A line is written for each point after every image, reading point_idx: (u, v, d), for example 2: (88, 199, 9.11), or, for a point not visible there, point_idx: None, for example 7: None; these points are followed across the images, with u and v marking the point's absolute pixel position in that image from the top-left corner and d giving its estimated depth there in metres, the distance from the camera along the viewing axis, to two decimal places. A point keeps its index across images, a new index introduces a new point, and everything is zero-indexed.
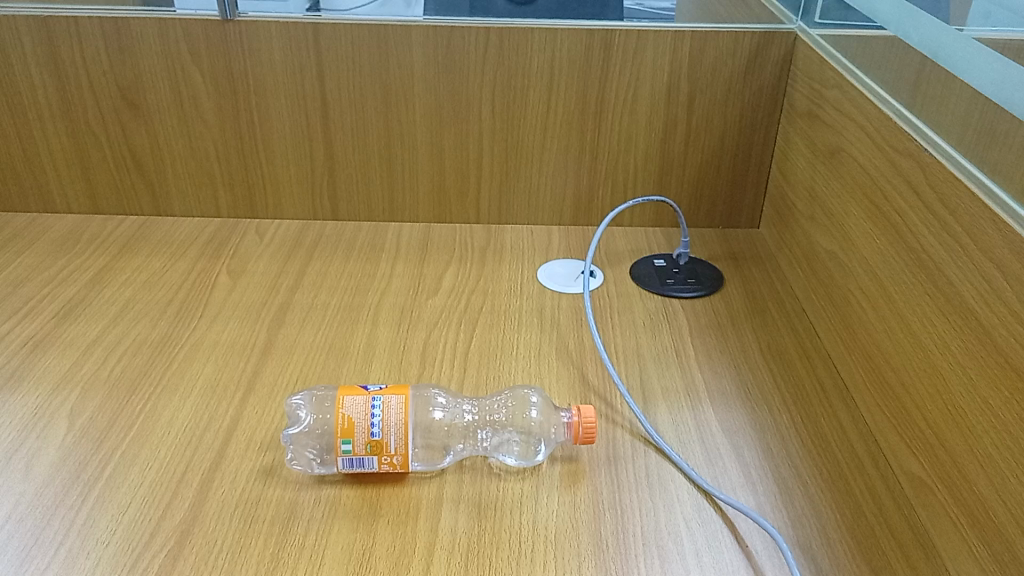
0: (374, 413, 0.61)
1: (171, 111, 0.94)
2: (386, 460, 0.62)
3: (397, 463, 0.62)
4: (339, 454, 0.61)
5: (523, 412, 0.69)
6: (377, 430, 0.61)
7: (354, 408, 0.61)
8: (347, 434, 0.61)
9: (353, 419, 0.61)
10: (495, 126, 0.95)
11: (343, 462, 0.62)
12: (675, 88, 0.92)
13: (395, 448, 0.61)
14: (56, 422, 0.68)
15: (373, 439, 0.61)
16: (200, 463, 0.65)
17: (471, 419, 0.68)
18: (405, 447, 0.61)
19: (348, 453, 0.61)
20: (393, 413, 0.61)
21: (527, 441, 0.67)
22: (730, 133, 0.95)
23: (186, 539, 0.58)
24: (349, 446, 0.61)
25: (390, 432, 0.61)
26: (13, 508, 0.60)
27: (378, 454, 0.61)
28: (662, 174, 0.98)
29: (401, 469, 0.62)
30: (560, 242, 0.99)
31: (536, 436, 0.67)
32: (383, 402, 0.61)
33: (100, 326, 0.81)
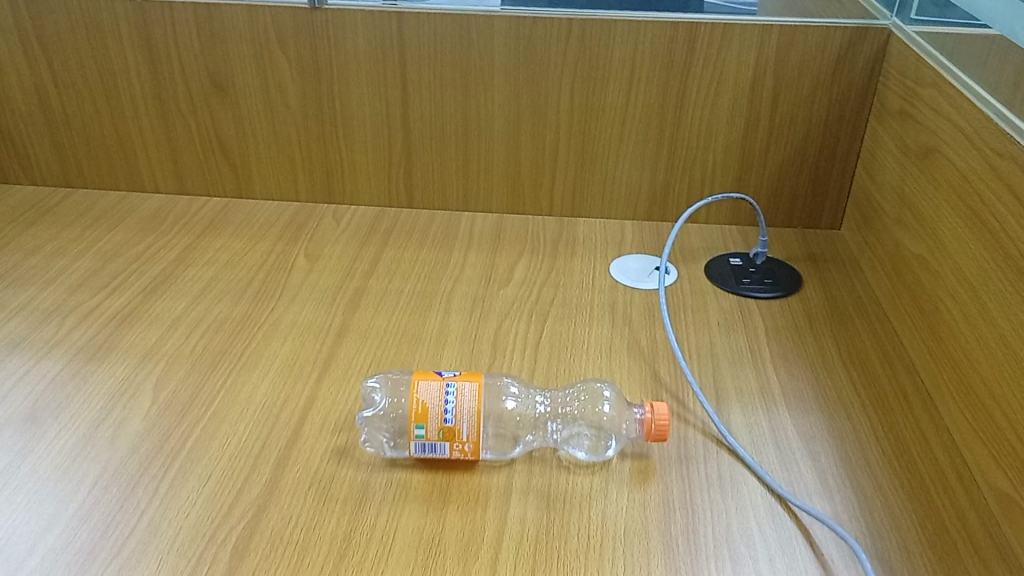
0: (448, 400, 0.61)
1: (256, 96, 0.96)
2: (458, 447, 0.62)
3: (468, 451, 0.62)
4: (412, 438, 0.62)
5: (596, 407, 0.69)
6: (450, 417, 0.61)
7: (428, 394, 0.62)
8: (421, 419, 0.61)
9: (428, 404, 0.61)
10: (573, 117, 0.94)
11: (416, 446, 0.62)
12: (759, 84, 0.90)
13: (467, 436, 0.62)
14: (141, 394, 0.71)
15: (446, 426, 0.61)
16: (276, 440, 0.66)
17: (543, 412, 0.68)
18: (477, 435, 0.62)
19: (421, 438, 0.62)
20: (466, 400, 0.61)
21: (598, 435, 0.67)
22: (815, 132, 0.92)
23: (262, 512, 0.60)
24: (422, 430, 0.61)
25: (463, 420, 0.62)
26: (100, 473, 0.63)
27: (450, 440, 0.62)
28: (741, 172, 0.96)
29: (472, 457, 0.63)
30: (634, 237, 0.98)
31: (608, 432, 0.67)
32: (457, 388, 0.62)
33: (185, 302, 0.83)
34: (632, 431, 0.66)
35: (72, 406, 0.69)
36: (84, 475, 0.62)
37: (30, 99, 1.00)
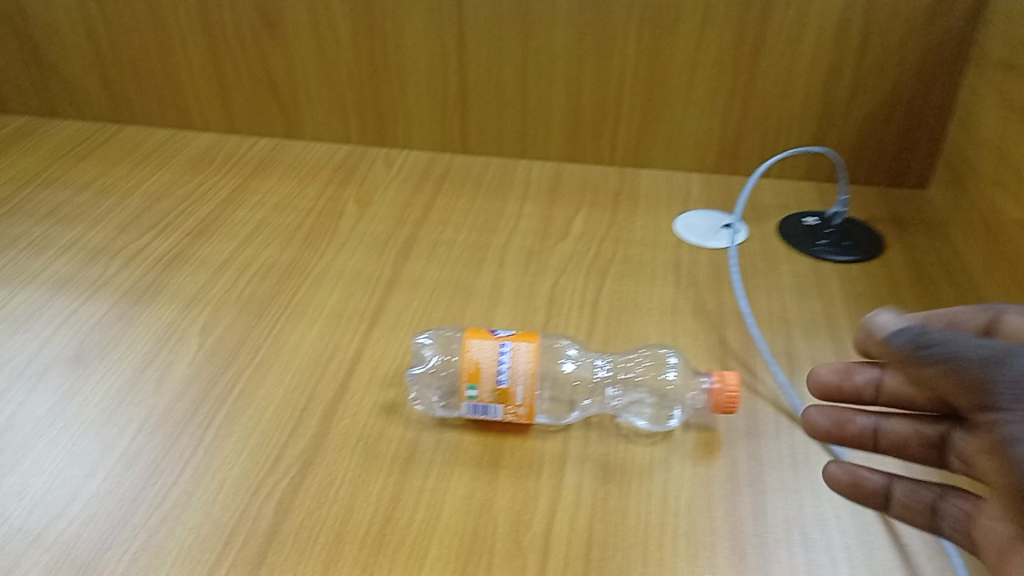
0: (502, 360, 0.58)
1: (307, 32, 0.92)
2: (511, 410, 0.59)
3: (522, 415, 0.59)
4: (463, 399, 0.59)
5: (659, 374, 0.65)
6: (504, 378, 0.58)
7: (481, 353, 0.58)
8: (473, 380, 0.58)
9: (481, 364, 0.58)
10: (640, 61, 0.88)
11: (468, 407, 0.59)
12: (846, 28, 0.82)
13: (522, 399, 0.58)
14: (188, 338, 0.68)
15: (499, 387, 0.58)
16: (323, 393, 0.64)
17: (603, 376, 0.65)
18: (532, 399, 0.58)
19: (472, 399, 0.59)
20: (522, 360, 0.58)
21: (662, 403, 0.63)
22: (904, 83, 0.85)
23: (308, 468, 0.57)
24: (474, 391, 0.58)
25: (518, 382, 0.58)
26: (146, 420, 0.60)
27: (503, 403, 0.59)
28: (820, 124, 0.89)
29: (526, 421, 0.59)
30: (701, 191, 0.92)
31: (673, 400, 0.63)
32: (511, 348, 0.58)
33: (232, 245, 0.81)
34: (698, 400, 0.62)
35: (118, 348, 0.67)
36: (129, 420, 0.60)
37: (78, 30, 0.97)
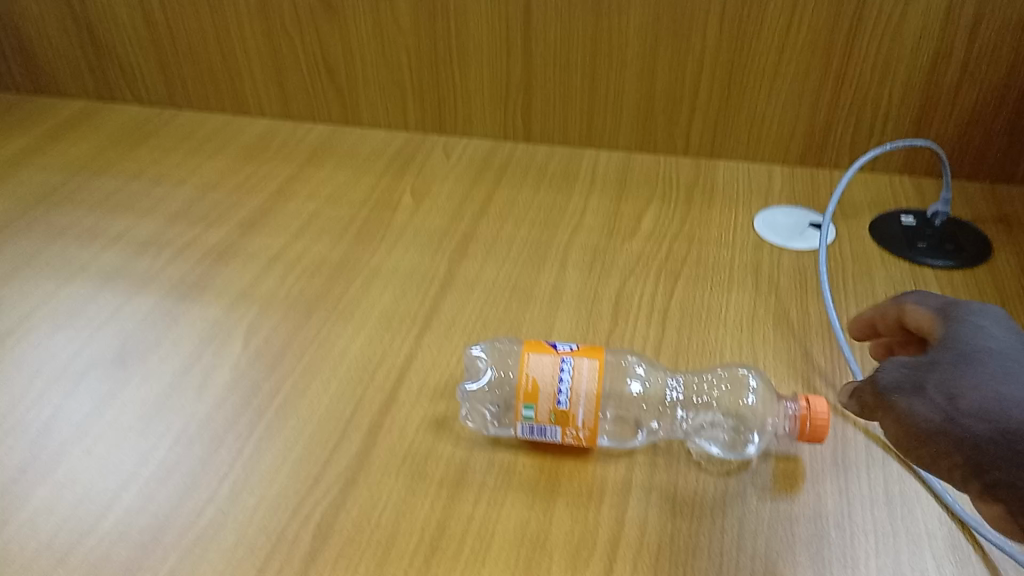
0: (563, 378, 0.53)
1: (365, 13, 0.87)
2: (571, 433, 0.53)
3: (583, 438, 0.54)
4: (519, 419, 0.54)
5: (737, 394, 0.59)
6: (564, 398, 0.53)
7: (540, 369, 0.53)
8: (531, 399, 0.53)
9: (539, 382, 0.53)
10: (722, 42, 0.80)
11: (523, 427, 0.54)
12: (958, 5, 0.73)
13: (583, 421, 0.53)
14: (232, 339, 0.66)
15: (559, 408, 0.53)
16: (369, 404, 0.60)
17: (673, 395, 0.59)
18: (594, 422, 0.53)
19: (529, 420, 0.53)
20: (585, 379, 0.53)
21: (739, 429, 0.57)
22: (1022, 67, 0.75)
23: (350, 489, 0.54)
24: (531, 412, 0.53)
25: (579, 403, 0.53)
26: (183, 429, 0.58)
27: (562, 425, 0.53)
28: (922, 112, 0.80)
29: (587, 444, 0.54)
30: (783, 186, 0.85)
31: (751, 426, 0.57)
32: (573, 366, 0.53)
33: (283, 239, 0.77)
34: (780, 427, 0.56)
35: (161, 349, 0.65)
36: (167, 428, 0.58)
37: (134, 12, 0.95)
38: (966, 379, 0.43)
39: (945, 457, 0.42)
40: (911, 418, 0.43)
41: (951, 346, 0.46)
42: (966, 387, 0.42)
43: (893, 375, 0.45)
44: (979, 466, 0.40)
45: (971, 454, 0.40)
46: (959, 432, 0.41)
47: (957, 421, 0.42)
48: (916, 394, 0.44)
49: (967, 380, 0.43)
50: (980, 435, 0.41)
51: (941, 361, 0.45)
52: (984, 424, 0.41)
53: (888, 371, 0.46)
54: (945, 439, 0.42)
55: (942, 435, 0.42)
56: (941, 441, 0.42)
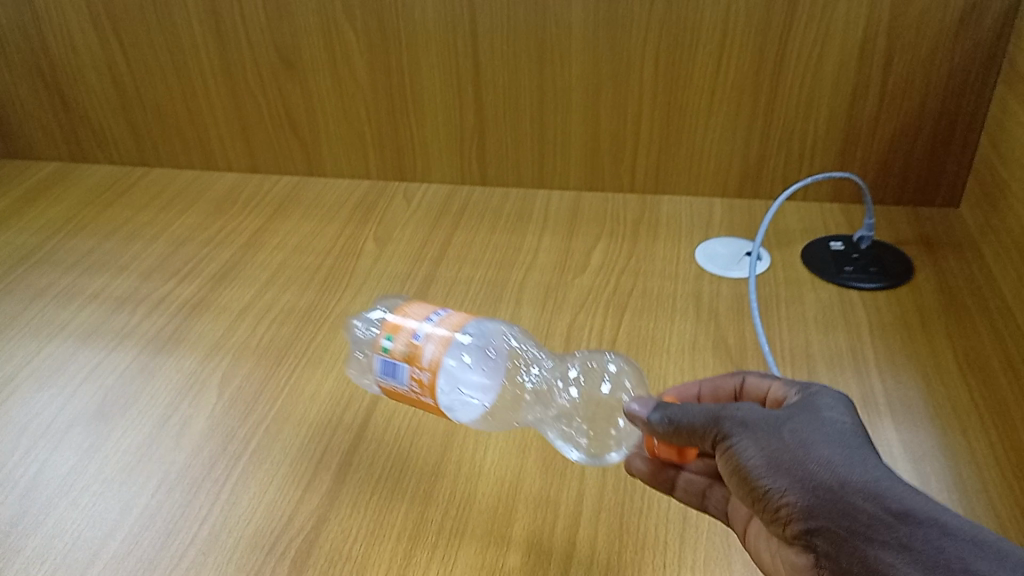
0: (427, 321, 0.57)
1: (325, 71, 0.93)
2: (415, 374, 0.55)
3: (424, 381, 0.55)
4: (379, 351, 0.57)
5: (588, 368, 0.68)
6: (418, 335, 0.56)
7: (415, 313, 0.58)
8: (393, 331, 0.57)
9: (406, 321, 0.57)
10: (658, 87, 0.87)
11: (379, 365, 0.57)
12: (870, 46, 0.80)
13: (427, 361, 0.55)
14: (207, 390, 0.70)
15: (411, 343, 0.56)
16: (338, 445, 0.64)
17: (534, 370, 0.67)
18: (438, 364, 0.55)
19: (387, 351, 0.57)
20: (447, 324, 0.57)
21: (599, 405, 0.64)
22: (933, 99, 0.82)
23: (322, 525, 0.58)
24: (390, 343, 0.57)
25: (431, 340, 0.55)
26: (164, 478, 0.62)
27: (410, 363, 0.55)
28: (845, 144, 0.87)
29: (428, 392, 0.55)
30: (723, 217, 0.91)
31: (609, 400, 0.64)
32: (441, 317, 0.57)
33: (253, 291, 0.82)
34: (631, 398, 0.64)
35: (140, 402, 0.69)
36: (147, 478, 0.62)
37: (103, 77, 0.99)
38: (807, 430, 0.44)
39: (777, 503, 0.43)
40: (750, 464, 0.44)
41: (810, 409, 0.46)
42: (811, 442, 0.43)
43: (735, 415, 0.46)
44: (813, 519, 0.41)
45: (810, 501, 0.41)
46: (805, 481, 0.42)
47: (799, 466, 0.42)
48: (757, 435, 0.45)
49: (808, 430, 0.44)
50: (826, 484, 0.41)
51: (795, 415, 0.45)
52: (830, 476, 0.41)
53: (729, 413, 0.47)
54: (790, 479, 0.42)
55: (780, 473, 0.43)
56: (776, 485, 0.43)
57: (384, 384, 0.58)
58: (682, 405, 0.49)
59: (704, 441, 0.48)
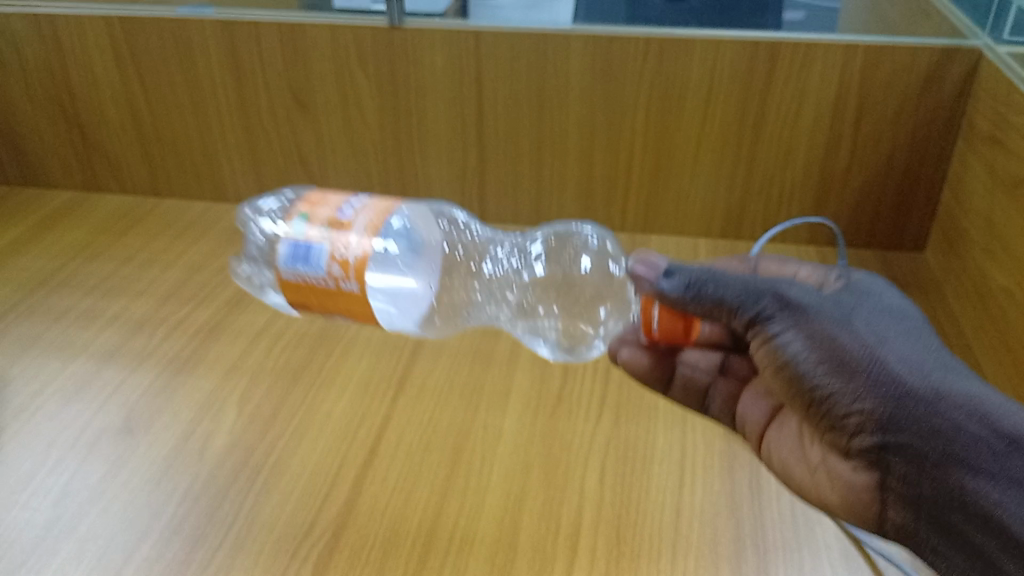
0: (350, 204, 0.60)
1: (337, 111, 0.98)
2: (335, 250, 0.57)
3: (343, 257, 0.57)
4: (292, 233, 0.59)
5: (534, 265, 0.78)
6: (344, 215, 0.59)
7: (336, 200, 0.61)
8: (313, 213, 0.60)
9: (327, 205, 0.60)
10: (649, 134, 0.93)
11: (287, 253, 0.58)
12: (843, 103, 0.87)
13: (352, 238, 0.57)
14: (227, 407, 0.74)
15: (334, 221, 0.59)
16: (353, 459, 0.68)
17: (483, 272, 0.76)
18: (364, 241, 0.57)
19: (302, 232, 0.59)
20: (367, 209, 0.59)
21: (570, 298, 0.74)
22: (900, 153, 0.90)
23: (341, 533, 0.62)
24: (308, 224, 0.59)
25: (357, 218, 0.58)
26: (190, 486, 0.66)
27: (330, 241, 0.58)
28: (820, 192, 0.94)
29: (344, 270, 0.57)
30: (707, 256, 0.97)
31: (579, 290, 0.74)
32: (363, 201, 0.60)
33: (266, 315, 0.86)
34: (590, 291, 0.73)
35: (163, 418, 0.73)
36: (174, 487, 0.66)
37: (123, 111, 1.04)
38: (859, 337, 0.50)
39: (841, 410, 0.50)
40: (806, 365, 0.50)
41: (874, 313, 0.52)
42: (889, 347, 0.50)
43: (793, 302, 0.51)
44: (884, 435, 0.48)
45: (896, 405, 0.48)
46: (892, 388, 0.48)
47: (863, 378, 0.48)
48: (807, 333, 0.50)
49: (859, 335, 0.50)
50: (917, 393, 0.48)
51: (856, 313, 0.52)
52: (920, 386, 0.48)
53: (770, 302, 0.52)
54: (871, 379, 0.48)
55: (841, 378, 0.49)
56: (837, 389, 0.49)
57: (290, 274, 0.59)
58: (710, 275, 0.53)
59: (746, 316, 0.52)
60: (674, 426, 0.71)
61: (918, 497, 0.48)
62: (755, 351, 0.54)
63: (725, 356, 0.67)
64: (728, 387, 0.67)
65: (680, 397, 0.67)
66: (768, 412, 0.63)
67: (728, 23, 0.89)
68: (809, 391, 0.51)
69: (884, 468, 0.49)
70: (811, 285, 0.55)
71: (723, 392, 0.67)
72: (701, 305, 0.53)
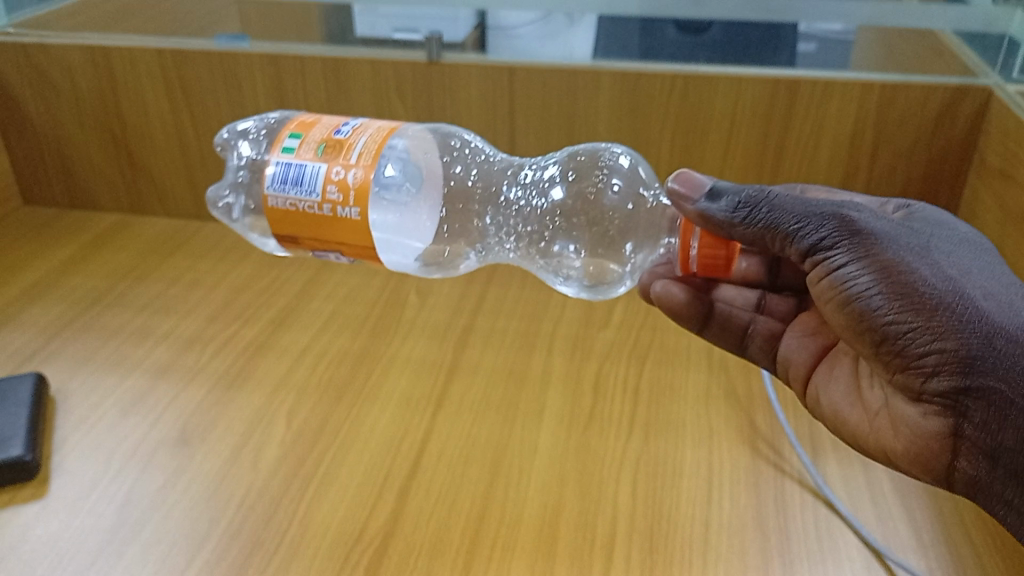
0: (343, 124, 0.65)
1: None
2: (335, 166, 0.63)
3: (340, 173, 0.62)
4: (282, 154, 0.64)
5: (554, 186, 0.82)
6: (340, 133, 0.64)
7: (328, 122, 0.66)
8: (303, 133, 0.65)
9: (319, 128, 0.65)
10: (673, 165, 0.98)
11: (279, 174, 0.64)
12: (859, 137, 0.92)
13: (350, 155, 0.63)
14: (276, 421, 0.78)
15: (330, 140, 0.64)
16: (398, 470, 0.72)
17: (505, 199, 0.81)
18: (364, 157, 0.62)
19: (292, 153, 0.64)
20: (359, 128, 0.65)
21: (599, 224, 0.78)
22: (915, 185, 0.94)
23: (389, 540, 0.66)
24: (296, 145, 0.64)
25: (353, 135, 0.64)
26: (245, 494, 0.70)
27: (328, 159, 0.63)
28: None
29: (340, 190, 0.62)
30: None
31: (606, 217, 0.78)
32: (355, 122, 0.66)
33: (309, 335, 0.91)
34: (617, 224, 0.78)
35: (216, 431, 0.77)
36: (230, 495, 0.70)
37: (170, 139, 1.09)
38: (929, 273, 0.54)
39: (915, 349, 0.53)
40: (873, 299, 0.54)
41: (951, 261, 0.56)
42: (970, 292, 0.53)
43: (865, 233, 0.56)
44: (961, 375, 0.51)
45: (975, 348, 0.51)
46: (974, 331, 0.51)
47: (935, 314, 0.52)
48: (875, 265, 0.54)
49: (929, 272, 0.54)
50: (999, 340, 0.51)
51: (931, 257, 0.55)
52: (1006, 332, 0.51)
53: (834, 232, 0.56)
54: (950, 318, 0.52)
55: (912, 313, 0.52)
56: (906, 324, 0.53)
57: (281, 198, 0.64)
58: (779, 202, 0.58)
59: (806, 239, 0.57)
60: (701, 443, 0.75)
61: (998, 446, 0.51)
62: (815, 284, 0.58)
63: (761, 299, 0.78)
64: (766, 324, 0.76)
65: (717, 336, 0.76)
66: (817, 354, 0.71)
67: (752, 60, 0.93)
68: (875, 326, 0.54)
69: (959, 412, 0.52)
70: (882, 219, 0.60)
71: (763, 332, 0.75)
72: (753, 226, 0.59)
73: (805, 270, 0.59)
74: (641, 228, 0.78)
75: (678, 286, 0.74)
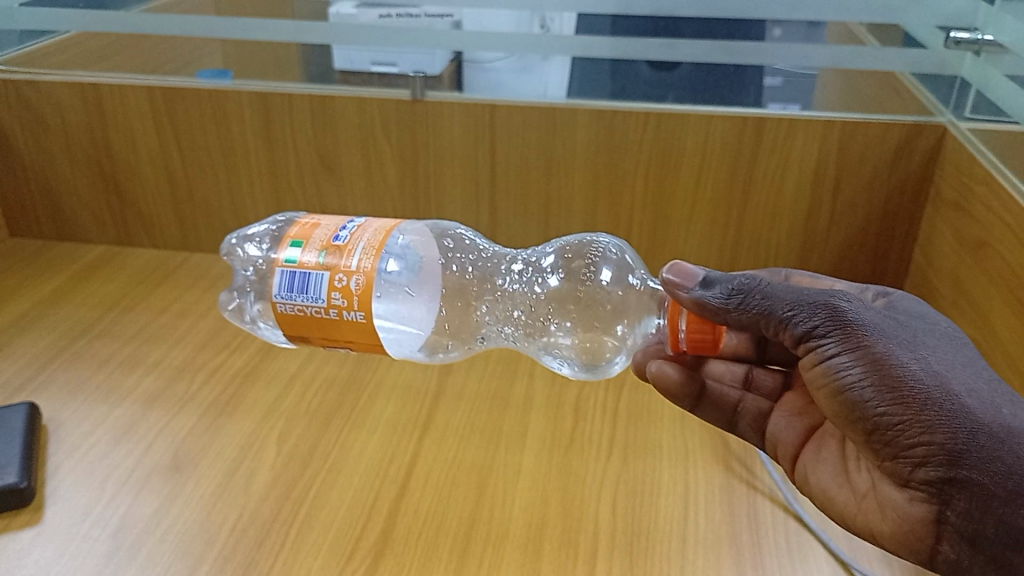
0: (343, 229, 0.67)
1: (360, 175, 1.07)
2: (338, 275, 0.64)
3: (348, 280, 0.63)
4: (284, 266, 0.65)
5: (547, 277, 0.81)
6: (340, 240, 0.66)
7: (327, 226, 0.67)
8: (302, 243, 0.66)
9: (318, 235, 0.66)
10: (647, 197, 1.03)
11: (285, 283, 0.65)
12: (823, 171, 0.97)
13: (353, 265, 0.64)
14: (266, 447, 0.80)
15: (331, 248, 0.65)
16: (386, 493, 0.75)
17: (502, 289, 0.81)
18: (368, 267, 0.64)
19: (292, 265, 0.65)
20: (360, 233, 0.66)
21: (592, 308, 0.77)
22: (875, 216, 0.99)
23: (380, 558, 0.68)
24: (296, 258, 0.65)
25: (354, 242, 0.65)
26: (238, 518, 0.72)
27: (331, 270, 0.64)
28: (804, 250, 1.03)
29: (349, 297, 0.63)
30: None
31: (600, 302, 0.77)
32: (355, 226, 0.67)
33: (297, 363, 0.93)
34: (609, 307, 0.77)
35: (208, 457, 0.79)
36: (224, 520, 0.72)
37: (158, 173, 1.12)
38: (917, 367, 0.54)
39: (903, 440, 0.53)
40: (864, 391, 0.54)
41: (936, 347, 0.58)
42: (954, 382, 0.54)
43: (857, 322, 0.56)
44: (946, 468, 0.52)
45: (960, 442, 0.52)
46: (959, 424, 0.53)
47: (922, 408, 0.53)
48: (866, 358, 0.55)
49: (917, 365, 0.55)
50: (981, 433, 0.52)
51: (918, 344, 0.57)
52: (990, 425, 0.53)
53: (825, 322, 0.56)
54: (937, 411, 0.53)
55: (900, 406, 0.53)
56: (896, 417, 0.53)
57: (288, 305, 0.65)
58: (770, 289, 0.59)
59: (798, 327, 0.57)
60: (677, 463, 0.79)
61: (978, 534, 0.53)
62: (805, 367, 0.58)
63: (748, 369, 0.75)
64: (756, 403, 0.73)
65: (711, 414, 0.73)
66: (804, 432, 0.70)
67: (721, 99, 0.99)
68: (864, 415, 0.55)
69: (942, 500, 0.54)
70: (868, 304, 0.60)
71: (752, 410, 0.73)
72: (748, 313, 0.59)
73: (796, 355, 0.59)
74: (634, 307, 0.77)
75: (673, 365, 0.70)
